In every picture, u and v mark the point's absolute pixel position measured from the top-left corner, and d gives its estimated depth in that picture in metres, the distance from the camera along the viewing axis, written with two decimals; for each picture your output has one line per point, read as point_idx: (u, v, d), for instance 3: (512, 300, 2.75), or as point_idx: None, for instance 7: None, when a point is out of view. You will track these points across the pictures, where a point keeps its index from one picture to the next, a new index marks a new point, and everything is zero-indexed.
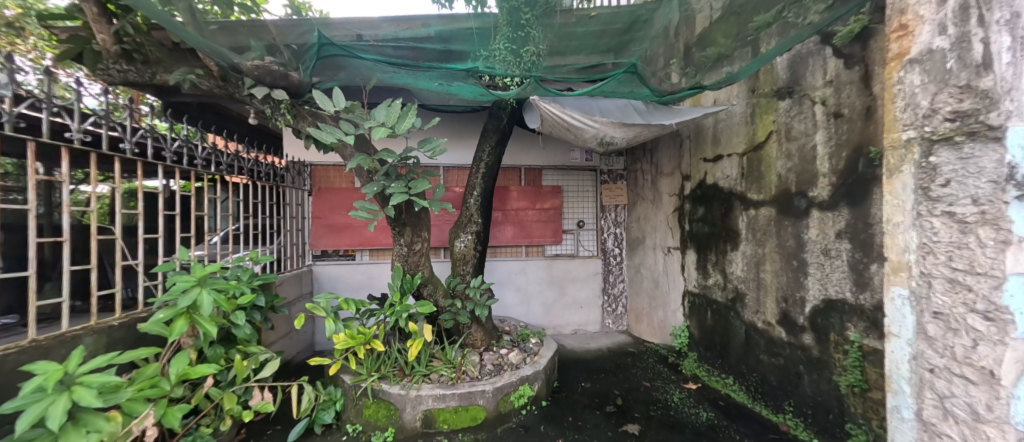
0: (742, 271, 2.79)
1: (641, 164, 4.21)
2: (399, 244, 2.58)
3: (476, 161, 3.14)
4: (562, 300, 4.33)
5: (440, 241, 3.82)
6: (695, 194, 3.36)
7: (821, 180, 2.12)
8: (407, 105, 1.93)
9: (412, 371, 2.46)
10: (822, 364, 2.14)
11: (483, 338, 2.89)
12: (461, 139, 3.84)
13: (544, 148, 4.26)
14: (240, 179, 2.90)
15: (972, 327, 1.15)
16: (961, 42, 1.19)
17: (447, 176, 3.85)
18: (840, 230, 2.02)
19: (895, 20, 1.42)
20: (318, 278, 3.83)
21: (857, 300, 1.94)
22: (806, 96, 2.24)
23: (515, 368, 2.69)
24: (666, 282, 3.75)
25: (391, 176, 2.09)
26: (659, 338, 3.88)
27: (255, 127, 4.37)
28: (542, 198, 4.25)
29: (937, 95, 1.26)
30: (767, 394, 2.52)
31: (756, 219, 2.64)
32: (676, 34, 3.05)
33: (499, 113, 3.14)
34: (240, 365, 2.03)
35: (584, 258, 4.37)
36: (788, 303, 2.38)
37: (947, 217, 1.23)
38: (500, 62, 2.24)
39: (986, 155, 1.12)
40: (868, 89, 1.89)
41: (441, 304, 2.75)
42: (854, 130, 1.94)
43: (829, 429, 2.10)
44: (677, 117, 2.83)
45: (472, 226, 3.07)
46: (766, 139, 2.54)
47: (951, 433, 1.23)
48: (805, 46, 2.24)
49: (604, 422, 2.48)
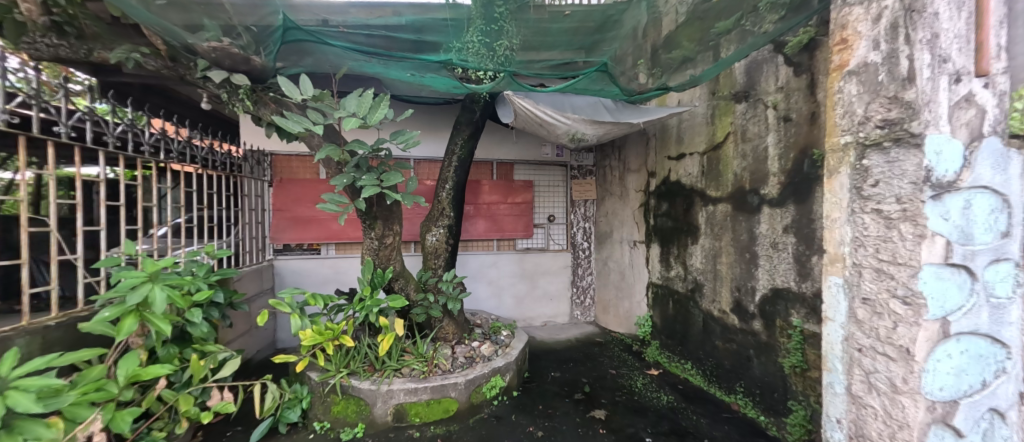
0: (701, 263, 2.98)
1: (610, 160, 4.34)
2: (369, 238, 2.51)
3: (449, 154, 3.13)
4: (532, 292, 4.42)
5: (412, 235, 3.78)
6: (660, 190, 3.52)
7: (771, 178, 2.30)
8: (379, 95, 1.81)
9: (383, 366, 2.44)
10: (769, 347, 2.33)
11: (454, 331, 2.90)
12: (433, 132, 3.79)
13: (516, 143, 4.30)
14: (192, 169, 2.70)
15: (893, 311, 1.30)
16: (891, 57, 1.30)
17: (419, 169, 3.80)
18: (786, 225, 2.21)
19: (837, 34, 1.51)
20: (280, 273, 3.67)
21: (800, 288, 2.13)
22: (760, 100, 2.41)
23: (487, 360, 2.72)
24: (633, 274, 3.92)
25: (361, 167, 2.01)
26: (624, 328, 4.06)
27: (209, 112, 4.06)
28: (514, 192, 4.29)
29: (870, 104, 1.37)
30: (721, 377, 2.72)
31: (714, 214, 2.81)
32: (642, 35, 2.75)
33: (472, 107, 3.12)
34: (196, 365, 1.92)
35: (554, 252, 4.47)
36: (740, 292, 2.57)
37: (875, 214, 1.36)
38: (472, 56, 2.31)
39: (909, 159, 1.26)
40: (814, 95, 2.07)
41: (411, 298, 2.71)
42: (800, 133, 2.12)
43: (774, 406, 2.29)
44: (643, 116, 2.95)
45: (444, 220, 3.08)
46: (724, 140, 2.71)
47: (874, 404, 1.37)
48: (760, 54, 2.41)
49: (574, 409, 2.58)
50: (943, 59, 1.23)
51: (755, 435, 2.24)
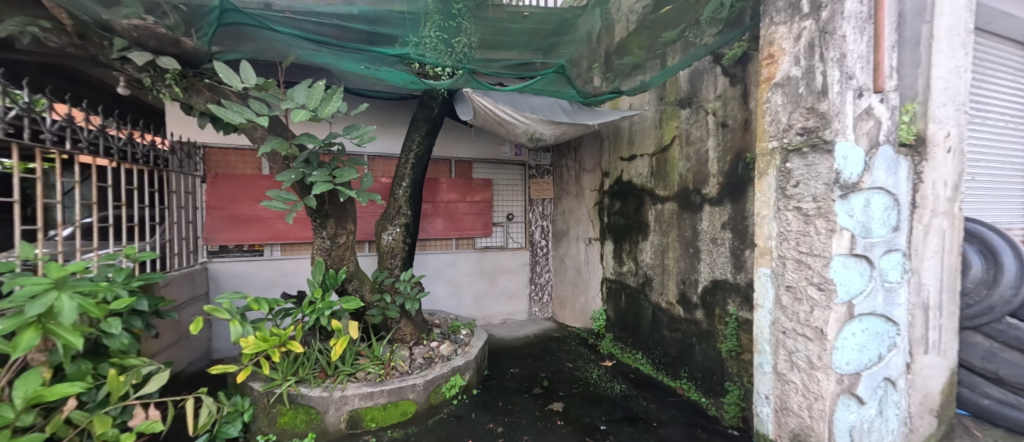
0: (650, 258, 3.16)
1: (566, 160, 4.46)
2: (320, 237, 2.36)
3: (406, 150, 3.06)
4: (491, 290, 4.43)
5: (367, 235, 3.64)
6: (613, 189, 3.68)
7: (711, 179, 2.50)
8: (332, 87, 1.73)
9: (335, 371, 2.33)
10: (709, 334, 2.53)
11: (412, 332, 2.84)
12: (389, 128, 3.67)
13: (474, 141, 4.28)
14: (107, 163, 2.38)
15: (810, 296, 1.47)
16: (809, 73, 1.47)
17: (373, 166, 3.67)
18: (724, 222, 2.41)
19: (765, 49, 1.66)
20: (217, 277, 3.37)
21: (735, 279, 2.33)
22: (701, 107, 2.60)
23: (446, 359, 2.70)
24: (588, 270, 4.07)
25: (312, 163, 1.90)
26: (580, 322, 4.20)
27: (123, 98, 3.60)
28: (473, 191, 4.28)
29: (792, 114, 1.53)
30: (668, 364, 2.91)
31: (662, 212, 3.00)
32: (596, 40, 3.07)
33: (430, 103, 3.07)
34: (116, 381, 1.71)
35: (512, 250, 4.52)
36: (685, 284, 2.76)
37: (796, 211, 1.53)
38: (430, 51, 2.27)
39: (823, 163, 1.43)
40: (747, 103, 2.27)
41: (366, 300, 2.60)
42: (735, 138, 2.32)
43: (713, 388, 2.50)
44: (598, 118, 3.07)
45: (400, 218, 3.01)
46: (671, 143, 2.89)
47: (795, 379, 1.54)
48: (701, 64, 2.59)
49: (533, 404, 2.63)
50: (849, 76, 1.41)
51: (698, 416, 2.42)
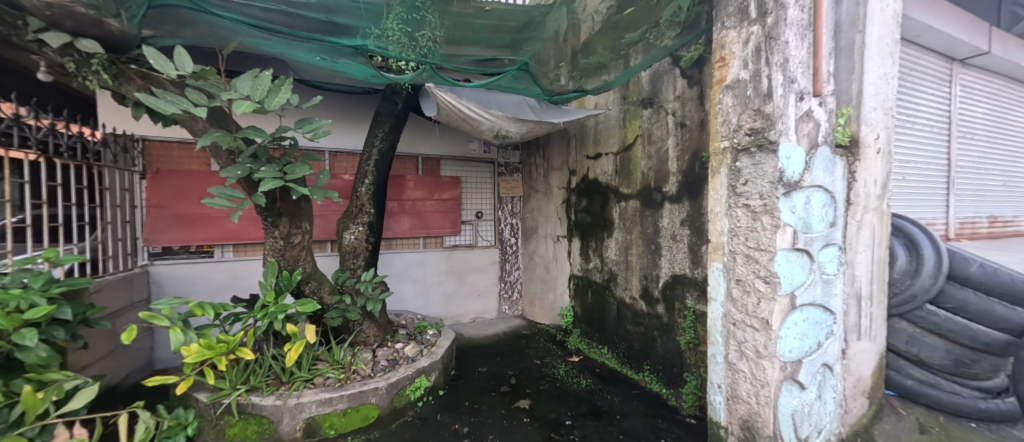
0: (615, 255, 3.23)
1: (535, 158, 4.47)
2: (271, 237, 2.22)
3: (369, 146, 2.96)
4: (460, 289, 4.38)
5: (327, 235, 3.51)
6: (580, 187, 3.73)
7: (671, 177, 2.59)
8: (280, 77, 1.61)
9: (291, 378, 2.22)
10: (669, 328, 2.62)
11: (376, 333, 2.76)
12: (350, 123, 3.55)
13: (441, 138, 4.21)
14: (31, 156, 2.13)
15: (757, 289, 1.55)
16: (757, 76, 1.53)
17: (334, 162, 3.54)
18: (682, 219, 2.50)
19: (717, 52, 1.72)
20: (160, 280, 3.12)
21: (693, 273, 2.42)
22: (662, 108, 2.68)
23: (411, 360, 2.64)
24: (556, 267, 4.11)
25: (260, 158, 1.79)
26: (549, 319, 4.24)
27: (46, 84, 3.25)
28: (440, 188, 4.21)
29: (741, 115, 1.59)
30: (632, 358, 2.99)
31: (626, 210, 3.07)
32: (563, 39, 3.05)
33: (393, 98, 2.96)
34: (32, 398, 1.53)
35: (482, 248, 4.49)
36: (647, 279, 2.85)
37: (745, 208, 1.60)
38: (393, 43, 2.27)
39: (768, 162, 1.50)
40: (703, 104, 2.35)
41: (325, 301, 2.49)
42: (693, 137, 2.40)
43: (673, 379, 2.59)
44: (564, 117, 3.09)
45: (363, 217, 2.91)
46: (634, 142, 2.96)
47: (744, 368, 1.62)
48: (661, 65, 2.67)
49: (499, 402, 2.62)
50: (791, 80, 1.50)
51: (658, 406, 2.51)
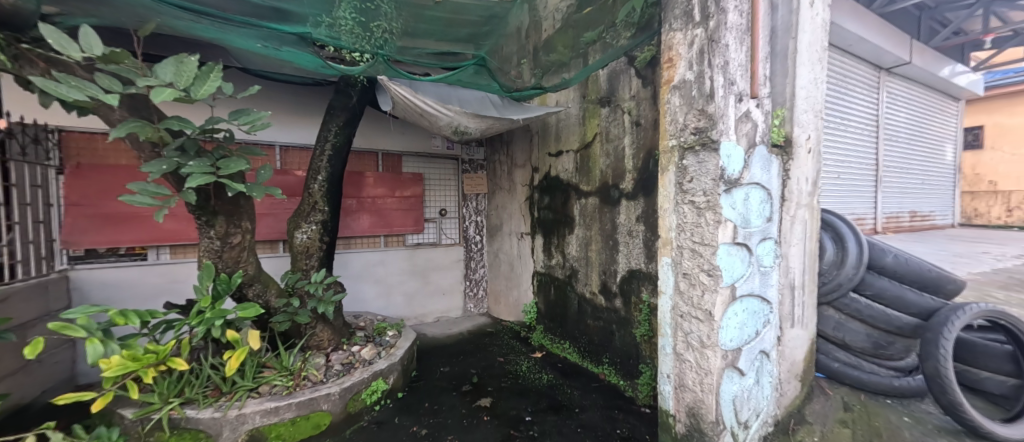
0: (576, 251, 3.28)
1: (499, 155, 4.44)
2: (207, 237, 2.06)
3: (321, 140, 2.81)
4: (423, 288, 4.29)
5: (277, 235, 3.33)
6: (542, 184, 3.75)
7: (627, 175, 2.66)
8: (208, 64, 1.49)
9: (232, 388, 2.08)
10: (626, 321, 2.70)
11: (330, 337, 2.64)
12: (301, 117, 3.39)
13: (402, 134, 4.10)
14: None
15: (702, 282, 1.61)
16: (700, 77, 1.59)
17: (285, 157, 3.37)
18: (638, 216, 2.57)
19: (665, 53, 1.77)
20: (82, 287, 2.81)
21: (648, 268, 2.50)
22: (618, 107, 2.73)
23: (367, 364, 2.55)
24: (520, 264, 4.12)
25: (188, 151, 1.65)
26: (513, 316, 4.25)
27: None
28: (402, 185, 4.10)
29: (686, 114, 1.65)
30: (592, 351, 3.05)
31: (586, 207, 3.12)
32: (525, 36, 3.08)
33: (348, 90, 2.82)
34: None
35: (445, 246, 4.42)
36: (606, 275, 2.91)
37: (690, 204, 1.65)
38: (345, 33, 2.17)
39: (711, 160, 1.56)
40: (656, 104, 2.43)
41: (271, 305, 2.35)
42: (648, 136, 2.47)
43: (630, 370, 2.67)
44: (525, 113, 3.08)
45: (316, 215, 2.76)
46: (593, 139, 3.00)
47: (689, 358, 1.69)
48: (618, 65, 2.72)
49: (460, 401, 2.59)
50: (731, 82, 1.57)
51: (616, 398, 2.58)
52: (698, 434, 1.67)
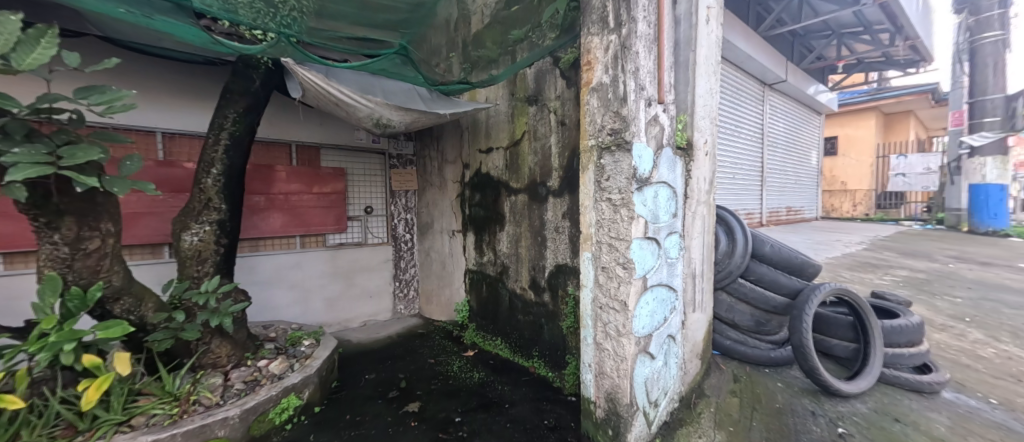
0: (507, 248, 3.29)
1: (428, 151, 4.28)
2: (49, 243, 1.68)
3: (214, 128, 2.43)
4: (347, 291, 3.99)
5: (160, 237, 2.87)
6: (473, 181, 3.71)
7: (554, 172, 2.73)
8: (39, 27, 1.26)
9: (94, 424, 1.73)
10: (554, 314, 2.79)
11: (230, 353, 2.33)
12: (190, 99, 2.94)
13: (320, 124, 3.76)
14: None
15: (618, 274, 1.71)
16: (616, 81, 1.68)
17: (169, 146, 2.90)
18: (564, 212, 2.66)
19: (584, 56, 1.83)
20: None
21: (573, 262, 2.61)
22: (545, 106, 2.80)
23: (277, 379, 2.29)
24: (452, 262, 4.03)
25: (13, 136, 1.32)
26: (445, 315, 4.15)
27: None
28: (321, 181, 3.77)
29: (604, 115, 1.73)
30: (523, 346, 3.10)
31: (516, 204, 3.15)
32: (454, 29, 3.15)
33: (249, 72, 2.49)
34: None
35: (372, 246, 4.16)
36: (535, 270, 2.97)
37: (608, 202, 1.74)
38: (242, 8, 1.91)
39: (625, 160, 1.65)
40: (580, 105, 2.53)
41: (147, 321, 1.99)
42: (572, 136, 2.56)
43: (558, 362, 2.76)
44: (454, 108, 2.99)
45: (209, 214, 2.39)
46: (522, 137, 3.03)
47: (607, 346, 1.79)
48: (544, 65, 2.78)
49: (386, 409, 2.46)
50: (642, 88, 1.68)
51: (545, 390, 2.65)
52: (615, 417, 1.77)
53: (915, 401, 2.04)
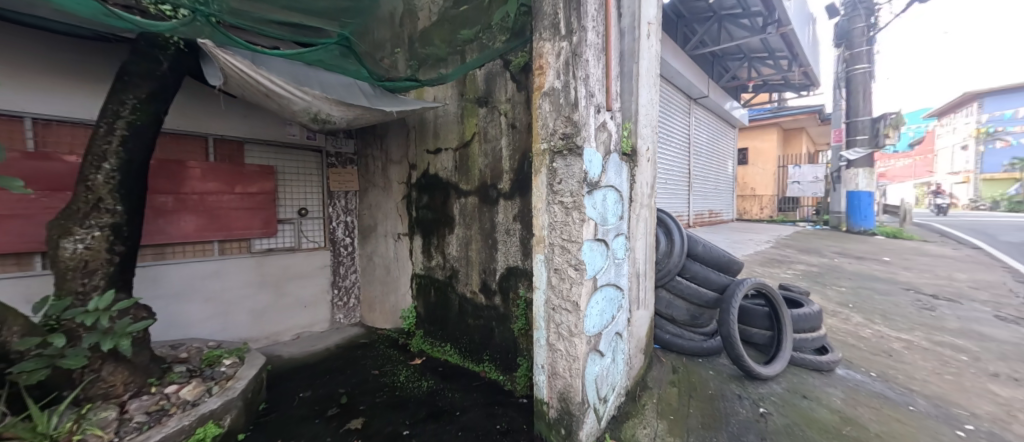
0: (456, 251, 3.22)
1: (370, 150, 4.04)
2: None
3: (107, 115, 2.06)
4: (277, 302, 3.62)
5: (30, 245, 2.38)
6: (420, 182, 3.57)
7: (505, 175, 2.73)
8: None
9: None
10: (505, 317, 2.77)
11: (128, 380, 1.98)
12: (73, 80, 2.47)
13: (244, 117, 3.37)
14: None
15: (570, 275, 1.74)
16: (567, 86, 1.71)
17: (44, 135, 2.42)
18: (515, 215, 2.67)
19: (536, 59, 1.83)
20: None
21: (524, 264, 2.62)
22: (495, 108, 2.79)
23: (190, 406, 1.98)
24: (397, 267, 3.84)
25: None
26: (389, 323, 3.93)
27: None
28: (245, 179, 3.38)
29: (556, 119, 1.75)
30: (473, 350, 3.04)
31: (466, 206, 3.09)
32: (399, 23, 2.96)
33: (154, 53, 2.15)
34: None
35: (307, 251, 3.82)
36: (486, 273, 2.93)
37: (560, 204, 1.76)
38: None
39: (576, 164, 1.69)
40: (530, 108, 2.55)
41: (11, 349, 1.62)
42: (523, 139, 2.58)
43: (509, 365, 2.74)
44: (400, 106, 2.86)
45: (100, 216, 2.02)
46: (471, 138, 2.99)
47: (560, 346, 1.81)
48: (494, 67, 2.77)
49: (325, 429, 2.26)
50: (591, 95, 1.73)
51: (497, 394, 2.62)
52: (568, 416, 1.80)
53: (817, 379, 2.34)
